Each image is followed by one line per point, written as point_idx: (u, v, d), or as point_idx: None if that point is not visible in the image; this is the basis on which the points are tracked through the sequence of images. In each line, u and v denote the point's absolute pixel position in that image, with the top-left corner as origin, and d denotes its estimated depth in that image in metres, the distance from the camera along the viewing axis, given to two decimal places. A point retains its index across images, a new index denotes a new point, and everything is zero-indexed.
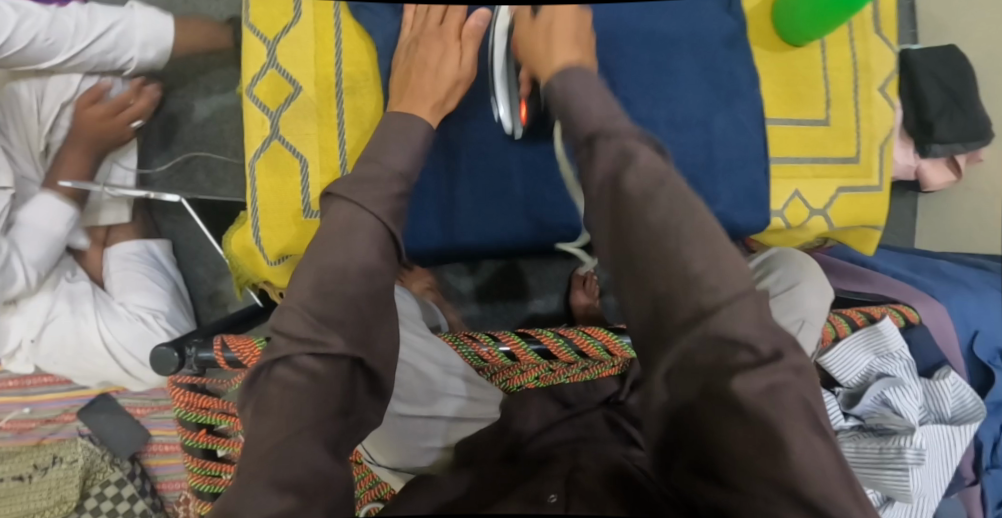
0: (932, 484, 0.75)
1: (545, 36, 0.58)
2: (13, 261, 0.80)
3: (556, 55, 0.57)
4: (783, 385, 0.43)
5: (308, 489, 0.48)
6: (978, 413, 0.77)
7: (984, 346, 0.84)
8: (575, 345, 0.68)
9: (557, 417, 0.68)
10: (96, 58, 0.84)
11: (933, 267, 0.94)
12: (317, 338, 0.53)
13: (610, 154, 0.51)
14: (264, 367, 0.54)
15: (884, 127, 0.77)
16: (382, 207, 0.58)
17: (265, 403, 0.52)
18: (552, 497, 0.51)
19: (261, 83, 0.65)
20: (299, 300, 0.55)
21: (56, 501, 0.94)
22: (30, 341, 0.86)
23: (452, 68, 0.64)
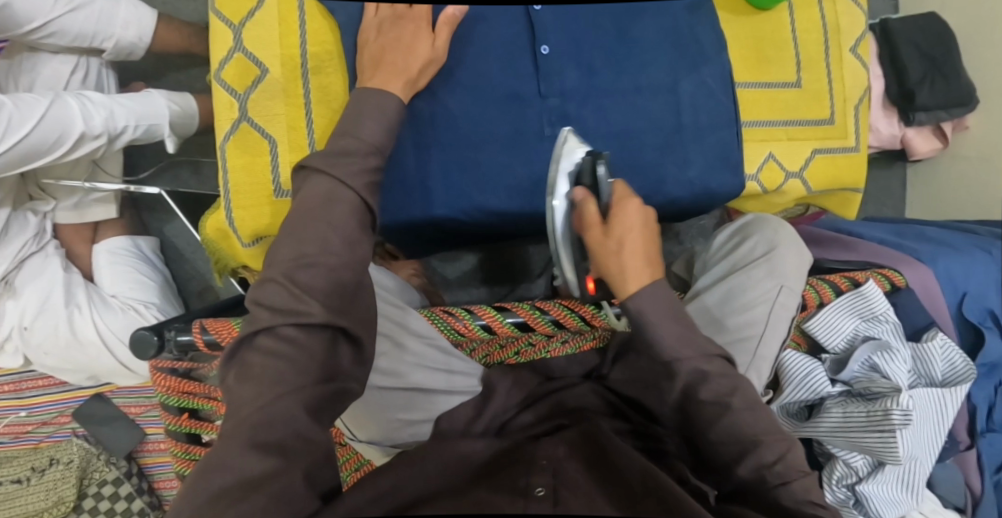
0: (923, 448, 0.73)
1: (618, 249, 0.56)
2: (115, 109, 0.84)
3: (632, 280, 0.56)
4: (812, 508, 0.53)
5: (291, 452, 0.52)
6: (969, 375, 0.75)
7: (973, 307, 0.84)
8: (552, 317, 0.68)
9: (540, 390, 0.70)
10: (75, 33, 0.86)
11: (918, 233, 0.93)
12: (298, 309, 0.55)
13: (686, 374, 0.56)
14: (244, 339, 0.56)
15: (858, 88, 0.81)
16: (360, 180, 0.59)
17: (248, 368, 0.54)
18: (540, 490, 0.52)
19: (228, 67, 0.67)
20: (281, 270, 0.56)
21: (53, 502, 0.99)
22: (23, 328, 0.89)
23: (426, 48, 0.64)
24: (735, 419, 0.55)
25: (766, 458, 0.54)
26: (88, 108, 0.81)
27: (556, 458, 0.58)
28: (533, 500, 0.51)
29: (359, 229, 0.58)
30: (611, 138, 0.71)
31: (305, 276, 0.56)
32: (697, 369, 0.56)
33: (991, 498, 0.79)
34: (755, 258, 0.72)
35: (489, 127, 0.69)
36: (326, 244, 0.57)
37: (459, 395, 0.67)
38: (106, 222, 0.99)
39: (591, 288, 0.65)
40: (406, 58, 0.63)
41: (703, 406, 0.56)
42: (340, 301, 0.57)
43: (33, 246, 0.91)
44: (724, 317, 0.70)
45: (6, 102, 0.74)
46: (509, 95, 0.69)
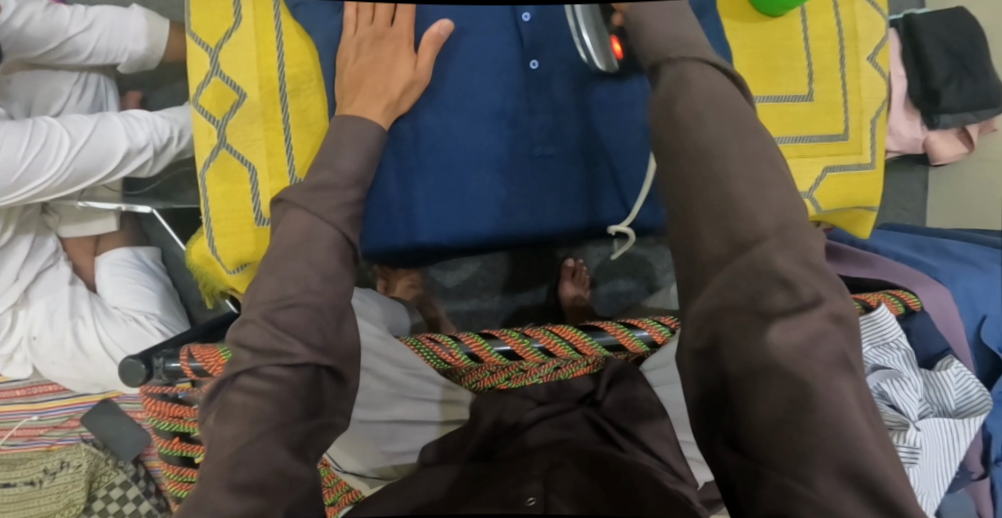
0: (931, 479, 0.72)
1: None
2: (160, 120, 0.87)
3: None
4: (821, 335, 0.39)
5: (271, 492, 0.47)
6: (985, 405, 0.71)
7: (993, 331, 0.76)
8: (541, 345, 0.67)
9: (533, 416, 0.64)
10: (94, 50, 0.90)
11: (939, 247, 0.87)
12: (282, 348, 0.52)
13: (668, 79, 0.46)
14: (227, 377, 0.53)
15: (875, 99, 0.75)
16: (340, 215, 0.57)
17: (229, 407, 0.51)
18: (532, 499, 0.47)
19: (205, 91, 0.67)
20: (261, 310, 0.54)
21: (64, 504, 1.01)
22: (30, 338, 0.91)
23: (407, 69, 0.63)
24: (711, 132, 0.44)
25: (739, 191, 0.42)
26: (133, 124, 0.84)
27: (548, 466, 0.53)
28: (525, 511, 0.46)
29: (339, 264, 0.56)
30: (597, 153, 0.68)
31: (282, 318, 0.53)
32: (679, 73, 0.46)
33: None
34: None
35: (476, 149, 0.67)
36: (305, 284, 0.54)
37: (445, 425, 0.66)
38: (106, 235, 0.99)
39: (619, 49, 0.60)
40: (386, 80, 0.62)
41: (677, 122, 0.45)
42: (319, 342, 0.55)
43: (50, 260, 0.93)
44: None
45: (55, 124, 0.78)
46: (496, 112, 0.66)
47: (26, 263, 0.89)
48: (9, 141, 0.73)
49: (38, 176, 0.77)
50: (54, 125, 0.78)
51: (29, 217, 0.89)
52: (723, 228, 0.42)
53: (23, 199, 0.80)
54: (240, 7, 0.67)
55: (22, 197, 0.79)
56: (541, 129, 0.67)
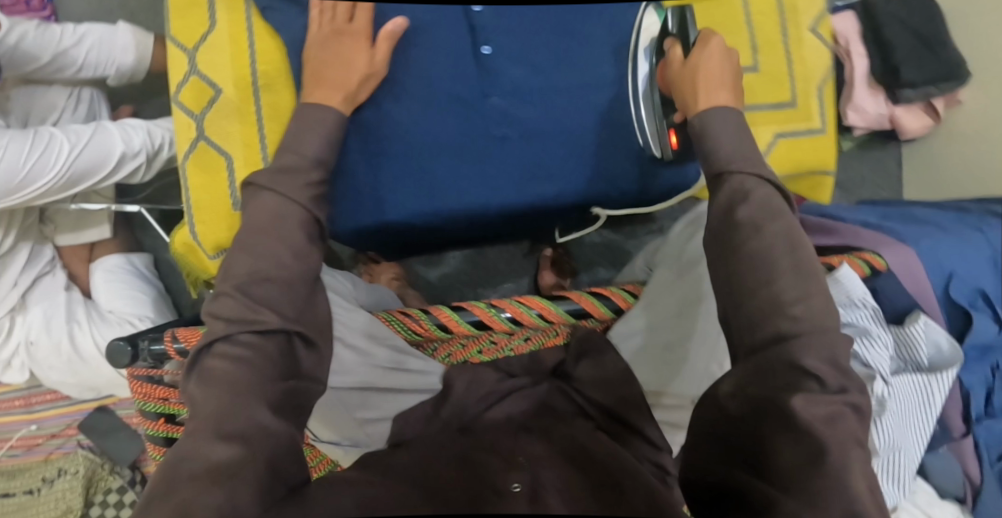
0: (908, 436, 0.72)
1: (692, 76, 0.61)
2: (155, 129, 0.92)
3: (704, 96, 0.60)
4: (840, 415, 0.49)
5: (253, 440, 0.50)
6: (956, 357, 0.72)
7: (961, 287, 0.77)
8: (507, 314, 0.67)
9: (498, 390, 0.68)
10: (84, 64, 0.94)
11: (906, 213, 0.88)
12: (252, 315, 0.54)
13: (728, 191, 0.56)
14: (200, 351, 0.54)
15: (820, 68, 0.78)
16: (306, 194, 0.59)
17: (208, 374, 0.52)
18: (517, 486, 0.54)
19: (184, 90, 0.70)
20: (235, 283, 0.55)
21: (63, 510, 1.02)
22: (28, 342, 0.93)
23: (363, 63, 0.64)
24: (768, 243, 0.53)
25: (785, 294, 0.52)
26: (129, 131, 0.88)
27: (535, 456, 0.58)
28: (512, 498, 0.53)
29: (307, 242, 0.58)
30: (550, 135, 0.69)
31: (257, 293, 0.55)
32: (739, 186, 0.55)
33: (992, 487, 0.77)
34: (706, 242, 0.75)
35: (434, 134, 0.68)
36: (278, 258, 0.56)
37: (417, 393, 0.68)
38: (101, 242, 1.01)
39: (675, 141, 0.69)
40: (345, 72, 0.63)
41: (738, 228, 0.54)
42: (295, 309, 0.57)
43: (47, 267, 0.96)
44: (677, 317, 0.71)
45: (56, 132, 0.82)
46: (454, 99, 0.68)
47: (25, 268, 0.93)
48: (11, 148, 0.77)
49: (40, 178, 0.80)
50: (55, 132, 0.82)
51: (29, 225, 0.93)
52: (778, 310, 0.52)
53: (25, 201, 0.83)
54: (214, 11, 0.70)
55: (24, 200, 0.83)
56: (495, 114, 0.68)
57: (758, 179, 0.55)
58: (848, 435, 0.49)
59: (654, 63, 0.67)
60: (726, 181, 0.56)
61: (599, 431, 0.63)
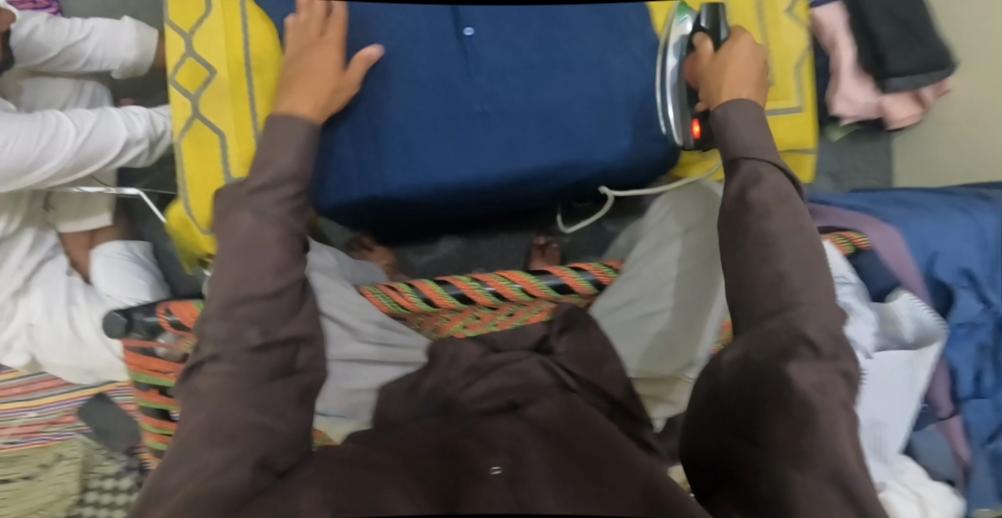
0: (892, 412, 0.72)
1: (717, 70, 0.64)
2: (157, 117, 0.92)
3: (728, 88, 0.63)
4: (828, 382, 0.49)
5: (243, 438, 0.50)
6: (938, 332, 0.73)
7: (945, 265, 0.78)
8: (491, 288, 0.69)
9: (485, 365, 0.67)
10: (90, 58, 0.97)
11: (895, 198, 0.88)
12: (235, 336, 0.55)
13: (744, 173, 0.57)
14: (195, 364, 0.56)
15: (796, 48, 0.79)
16: (279, 212, 0.59)
17: (197, 391, 0.54)
18: (497, 469, 0.47)
19: (182, 70, 0.71)
20: (219, 304, 0.56)
21: (60, 494, 1.03)
22: (29, 325, 0.94)
23: (330, 81, 0.64)
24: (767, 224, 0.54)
25: (786, 268, 0.53)
26: (132, 118, 0.89)
27: (514, 435, 0.52)
28: (489, 481, 0.46)
29: (289, 258, 0.59)
30: (532, 114, 0.70)
31: (243, 312, 0.55)
32: (752, 171, 0.57)
33: (981, 466, 0.80)
34: (689, 226, 0.74)
35: (421, 112, 0.69)
36: (264, 265, 0.57)
37: (403, 366, 0.69)
38: (102, 230, 1.03)
39: (698, 130, 0.69)
40: (315, 83, 0.63)
41: (750, 209, 0.56)
42: (288, 306, 0.59)
43: (50, 253, 0.98)
44: (660, 286, 0.72)
45: (62, 117, 0.82)
46: (437, 78, 0.69)
47: (29, 253, 0.95)
48: (19, 132, 0.77)
49: (46, 162, 0.80)
50: (62, 117, 0.82)
51: (34, 211, 0.95)
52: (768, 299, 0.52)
53: (31, 185, 0.83)
54: None
55: (34, 184, 0.83)
56: (478, 92, 0.69)
57: (771, 165, 0.57)
58: (838, 397, 0.49)
59: (684, 57, 0.69)
60: (741, 165, 0.58)
61: (588, 404, 0.57)
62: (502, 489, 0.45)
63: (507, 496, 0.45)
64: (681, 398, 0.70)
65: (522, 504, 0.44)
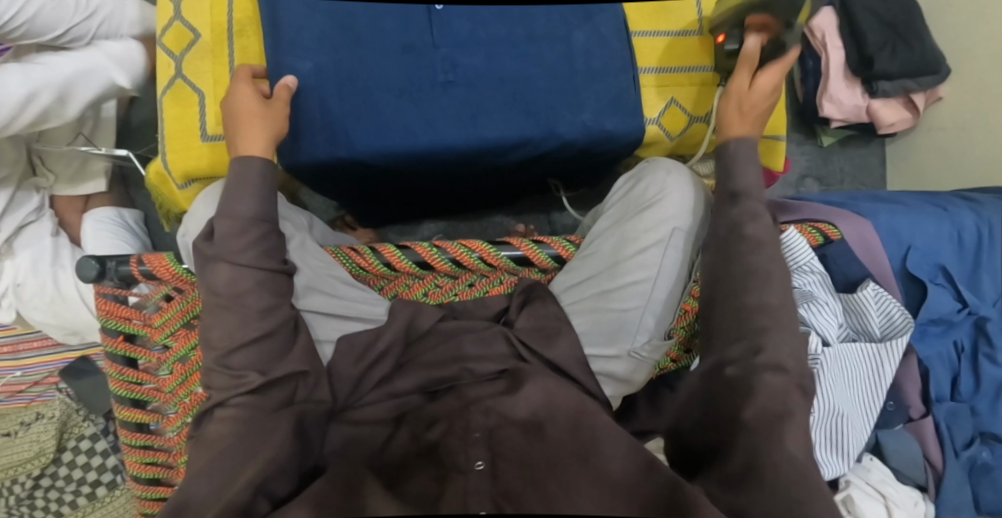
0: (855, 404, 0.72)
1: (739, 97, 0.69)
2: (60, 65, 0.85)
3: (738, 123, 0.68)
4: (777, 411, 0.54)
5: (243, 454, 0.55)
6: (907, 327, 0.72)
7: (919, 261, 0.80)
8: (448, 254, 0.71)
9: (447, 328, 0.70)
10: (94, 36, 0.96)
11: (872, 195, 0.89)
12: (234, 383, 0.59)
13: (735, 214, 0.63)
14: (207, 409, 0.61)
15: None
16: (250, 254, 0.60)
17: (207, 436, 0.59)
18: (480, 464, 0.56)
19: (168, 33, 0.74)
20: (216, 356, 0.60)
21: (36, 452, 1.03)
22: (13, 286, 0.96)
23: (261, 117, 0.64)
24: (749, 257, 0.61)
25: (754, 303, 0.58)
26: (30, 70, 0.81)
27: (490, 428, 0.60)
28: (473, 475, 0.55)
29: (272, 297, 0.61)
30: (497, 84, 0.72)
31: (235, 360, 0.59)
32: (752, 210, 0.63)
33: (956, 474, 0.74)
34: (648, 203, 0.72)
35: (388, 79, 0.70)
36: (247, 308, 0.59)
37: (363, 322, 0.70)
38: (95, 195, 1.06)
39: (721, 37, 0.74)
40: (250, 120, 0.64)
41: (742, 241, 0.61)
42: (279, 345, 0.61)
43: (33, 215, 0.99)
44: (618, 261, 0.71)
45: None
46: (403, 46, 0.71)
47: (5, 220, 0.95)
48: None
49: None
50: None
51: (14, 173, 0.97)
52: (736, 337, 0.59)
53: None
54: None
55: None
56: (442, 62, 0.71)
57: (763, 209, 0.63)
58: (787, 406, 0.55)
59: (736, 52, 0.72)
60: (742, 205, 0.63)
61: (562, 382, 0.63)
62: (485, 486, 0.55)
63: (490, 489, 0.55)
64: (639, 377, 0.71)
65: (505, 494, 0.54)
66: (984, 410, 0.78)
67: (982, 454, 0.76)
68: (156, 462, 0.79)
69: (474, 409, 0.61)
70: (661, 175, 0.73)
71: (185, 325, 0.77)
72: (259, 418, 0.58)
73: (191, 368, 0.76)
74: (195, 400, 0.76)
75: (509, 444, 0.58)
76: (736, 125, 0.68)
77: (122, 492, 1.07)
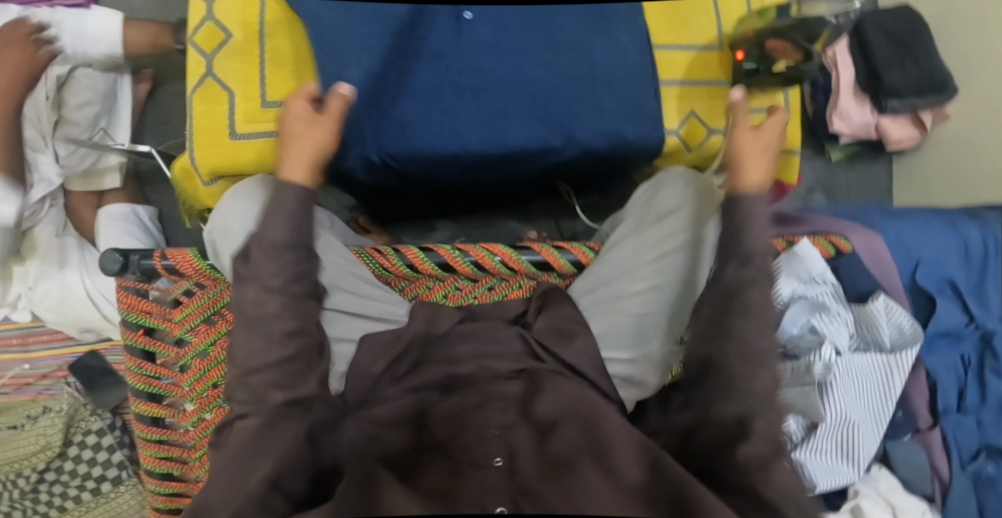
0: (865, 412, 0.73)
1: (751, 143, 0.63)
2: None
3: (751, 170, 0.62)
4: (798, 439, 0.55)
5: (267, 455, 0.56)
6: (916, 339, 0.75)
7: (928, 274, 0.83)
8: (471, 258, 0.74)
9: (464, 328, 0.71)
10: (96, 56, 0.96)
11: (882, 209, 0.91)
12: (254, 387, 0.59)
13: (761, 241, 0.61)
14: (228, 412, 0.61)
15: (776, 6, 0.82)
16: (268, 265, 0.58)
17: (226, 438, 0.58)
18: (498, 460, 0.56)
19: (199, 32, 0.75)
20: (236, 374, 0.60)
21: (41, 447, 1.01)
22: (28, 289, 0.98)
23: (313, 146, 0.60)
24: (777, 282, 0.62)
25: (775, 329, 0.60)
26: None
27: (506, 425, 0.60)
28: (492, 470, 0.56)
29: (298, 322, 0.60)
30: (520, 90, 0.72)
31: (256, 381, 0.59)
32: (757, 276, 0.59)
33: (961, 484, 0.76)
34: (666, 211, 0.73)
35: (413, 83, 0.71)
36: (271, 331, 0.59)
37: (385, 322, 0.72)
38: (111, 191, 1.07)
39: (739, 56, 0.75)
40: (302, 145, 0.60)
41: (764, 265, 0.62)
42: (299, 369, 0.60)
43: (32, 210, 0.97)
44: (635, 268, 0.72)
45: None
46: (433, 53, 0.71)
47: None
48: None
49: None
50: None
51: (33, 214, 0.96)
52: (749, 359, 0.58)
53: None
54: None
55: None
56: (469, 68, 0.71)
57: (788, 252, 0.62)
58: None
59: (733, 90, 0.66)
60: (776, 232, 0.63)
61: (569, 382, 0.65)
62: (501, 481, 0.55)
63: (509, 484, 0.55)
64: (651, 381, 0.71)
65: (523, 491, 0.54)
66: (990, 423, 0.79)
67: (987, 467, 0.77)
68: (170, 457, 0.80)
69: (485, 406, 0.62)
70: (680, 187, 0.74)
71: (206, 320, 0.77)
72: (280, 421, 0.58)
73: (209, 364, 0.77)
74: (214, 395, 0.77)
75: (524, 442, 0.58)
76: (751, 174, 0.62)
77: (126, 488, 1.06)
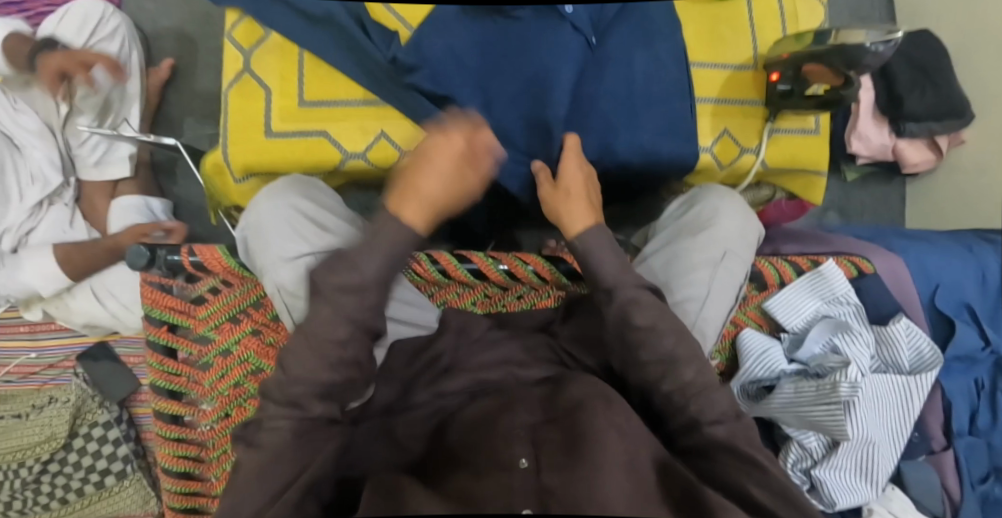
0: (882, 430, 0.74)
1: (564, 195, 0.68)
2: None
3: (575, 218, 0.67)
4: None
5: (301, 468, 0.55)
6: (935, 363, 0.76)
7: (946, 298, 0.84)
8: (503, 265, 0.73)
9: (498, 336, 0.72)
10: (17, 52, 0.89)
11: (899, 231, 0.92)
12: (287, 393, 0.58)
13: None
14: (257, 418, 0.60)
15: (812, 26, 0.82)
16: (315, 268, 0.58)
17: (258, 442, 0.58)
18: (524, 461, 0.55)
19: (239, 27, 0.74)
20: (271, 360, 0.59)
21: (47, 437, 1.00)
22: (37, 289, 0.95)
23: (434, 187, 0.59)
24: None
25: None
26: None
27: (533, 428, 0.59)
28: (518, 472, 0.54)
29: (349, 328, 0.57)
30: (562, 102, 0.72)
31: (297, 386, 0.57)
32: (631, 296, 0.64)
33: (972, 506, 0.77)
34: (700, 224, 0.74)
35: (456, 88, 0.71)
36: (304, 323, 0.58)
37: (417, 328, 0.72)
38: (122, 181, 1.02)
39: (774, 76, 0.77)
40: (427, 184, 0.59)
41: None
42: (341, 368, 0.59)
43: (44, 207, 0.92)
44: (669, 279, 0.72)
45: None
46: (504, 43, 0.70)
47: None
48: None
49: None
50: None
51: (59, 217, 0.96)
52: None
53: None
54: None
55: None
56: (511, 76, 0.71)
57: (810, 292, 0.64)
58: None
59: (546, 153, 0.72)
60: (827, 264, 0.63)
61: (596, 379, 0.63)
62: (530, 480, 0.53)
63: (533, 485, 0.53)
64: None
65: (546, 490, 0.53)
66: None
67: (995, 489, 0.79)
68: (186, 456, 0.79)
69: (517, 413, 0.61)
70: (714, 202, 0.75)
71: (231, 319, 0.76)
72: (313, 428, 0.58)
73: (230, 362, 0.77)
74: (235, 395, 0.78)
75: (550, 436, 0.57)
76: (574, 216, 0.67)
77: (130, 483, 1.04)
